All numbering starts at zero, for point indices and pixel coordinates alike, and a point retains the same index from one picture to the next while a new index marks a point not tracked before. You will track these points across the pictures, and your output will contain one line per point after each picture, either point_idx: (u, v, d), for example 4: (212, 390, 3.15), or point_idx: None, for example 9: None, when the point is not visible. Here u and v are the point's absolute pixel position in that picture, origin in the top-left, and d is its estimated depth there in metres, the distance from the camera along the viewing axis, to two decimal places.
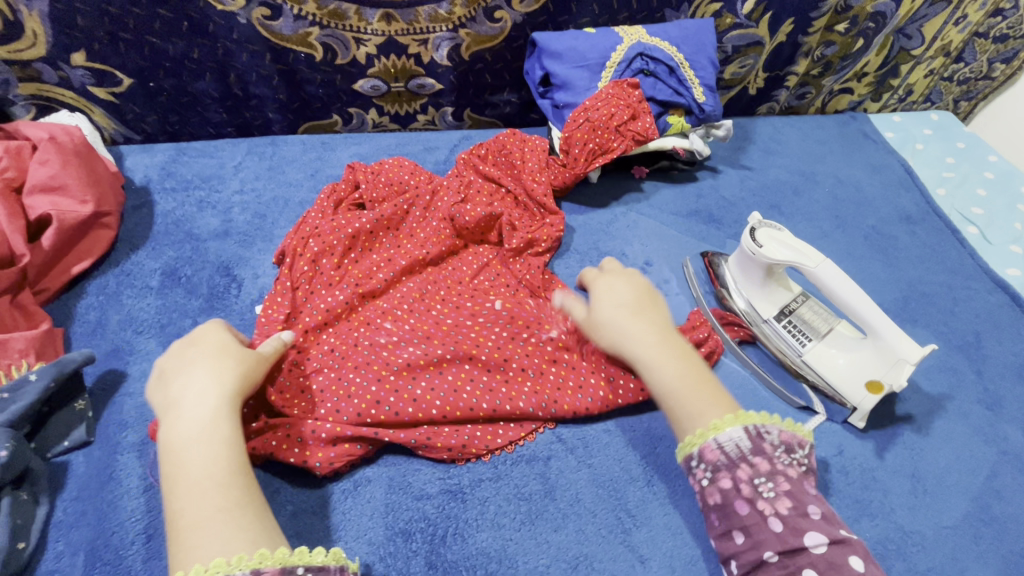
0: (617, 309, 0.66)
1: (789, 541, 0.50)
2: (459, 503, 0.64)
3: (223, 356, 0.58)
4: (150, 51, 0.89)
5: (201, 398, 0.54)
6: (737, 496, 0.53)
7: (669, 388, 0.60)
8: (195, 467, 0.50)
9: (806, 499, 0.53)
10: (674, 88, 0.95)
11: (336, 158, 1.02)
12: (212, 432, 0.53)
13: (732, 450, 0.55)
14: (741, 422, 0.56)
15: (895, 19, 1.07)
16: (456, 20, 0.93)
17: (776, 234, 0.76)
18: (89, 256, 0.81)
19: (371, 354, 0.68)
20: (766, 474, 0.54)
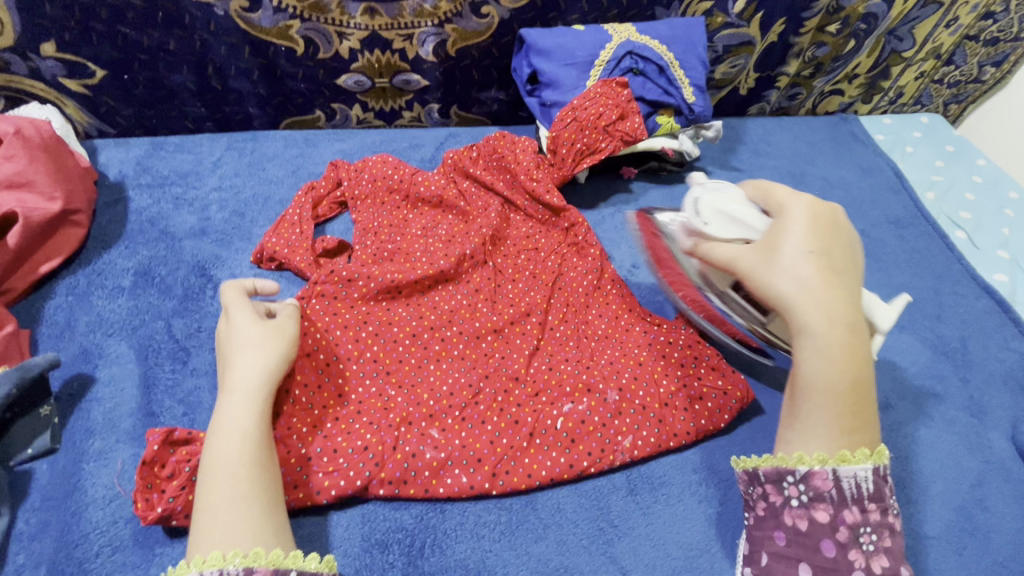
0: (803, 268, 0.56)
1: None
2: (438, 514, 0.62)
3: (275, 346, 0.62)
4: (123, 42, 0.86)
5: (245, 383, 0.59)
6: (829, 534, 0.54)
7: (815, 386, 0.56)
8: (223, 451, 0.55)
9: (900, 562, 0.54)
10: (663, 88, 0.94)
11: (319, 155, 0.99)
12: (240, 421, 0.57)
13: (849, 489, 0.55)
14: (855, 460, 0.55)
15: (887, 21, 1.06)
16: (441, 15, 0.90)
17: (716, 198, 0.65)
18: (57, 255, 0.78)
19: (410, 470, 0.62)
20: (872, 525, 0.54)
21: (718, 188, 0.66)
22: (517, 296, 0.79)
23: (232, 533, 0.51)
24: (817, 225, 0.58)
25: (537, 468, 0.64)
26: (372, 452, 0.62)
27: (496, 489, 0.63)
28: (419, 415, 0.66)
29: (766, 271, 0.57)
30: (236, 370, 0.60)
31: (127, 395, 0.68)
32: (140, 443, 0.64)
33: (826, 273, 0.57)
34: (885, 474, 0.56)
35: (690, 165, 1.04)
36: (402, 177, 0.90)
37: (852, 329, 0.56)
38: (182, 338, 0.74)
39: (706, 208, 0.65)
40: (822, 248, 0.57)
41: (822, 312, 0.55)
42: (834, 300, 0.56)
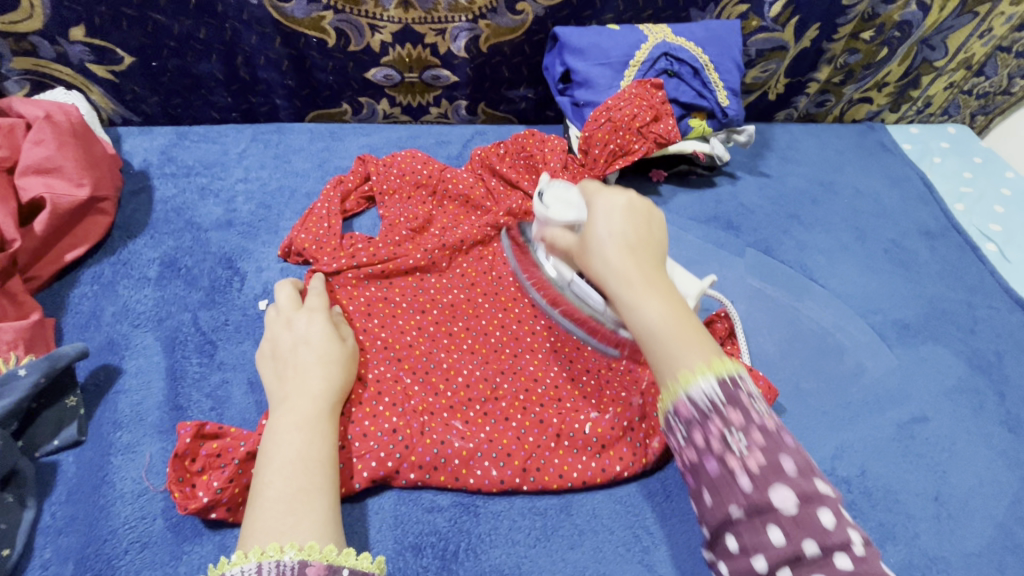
0: (609, 240, 0.56)
1: (758, 503, 0.43)
2: (471, 517, 0.61)
3: (346, 362, 0.63)
4: (154, 28, 0.85)
5: (317, 383, 0.60)
6: (711, 453, 0.45)
7: (652, 330, 0.50)
8: (297, 445, 0.55)
9: (780, 453, 0.44)
10: (697, 91, 0.93)
11: (345, 149, 0.98)
12: (316, 419, 0.57)
13: (707, 402, 0.46)
14: (693, 378, 0.47)
15: (921, 29, 1.05)
16: (476, 10, 0.89)
17: (560, 194, 0.71)
18: (83, 243, 0.76)
19: (440, 457, 0.62)
20: (738, 427, 0.45)
21: (559, 184, 0.72)
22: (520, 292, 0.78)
23: (292, 526, 0.50)
24: (626, 211, 0.58)
25: (567, 470, 0.63)
26: (404, 438, 0.62)
27: (526, 484, 0.63)
28: (439, 406, 0.66)
29: (586, 244, 0.58)
30: (304, 377, 0.60)
31: (154, 388, 0.66)
32: (168, 438, 0.63)
33: (626, 247, 0.55)
34: (741, 380, 0.47)
35: (719, 170, 1.03)
36: (426, 174, 0.89)
37: (658, 287, 0.53)
38: (208, 331, 0.73)
39: (547, 196, 0.71)
40: (622, 226, 0.57)
41: (631, 278, 0.53)
42: (626, 261, 0.54)
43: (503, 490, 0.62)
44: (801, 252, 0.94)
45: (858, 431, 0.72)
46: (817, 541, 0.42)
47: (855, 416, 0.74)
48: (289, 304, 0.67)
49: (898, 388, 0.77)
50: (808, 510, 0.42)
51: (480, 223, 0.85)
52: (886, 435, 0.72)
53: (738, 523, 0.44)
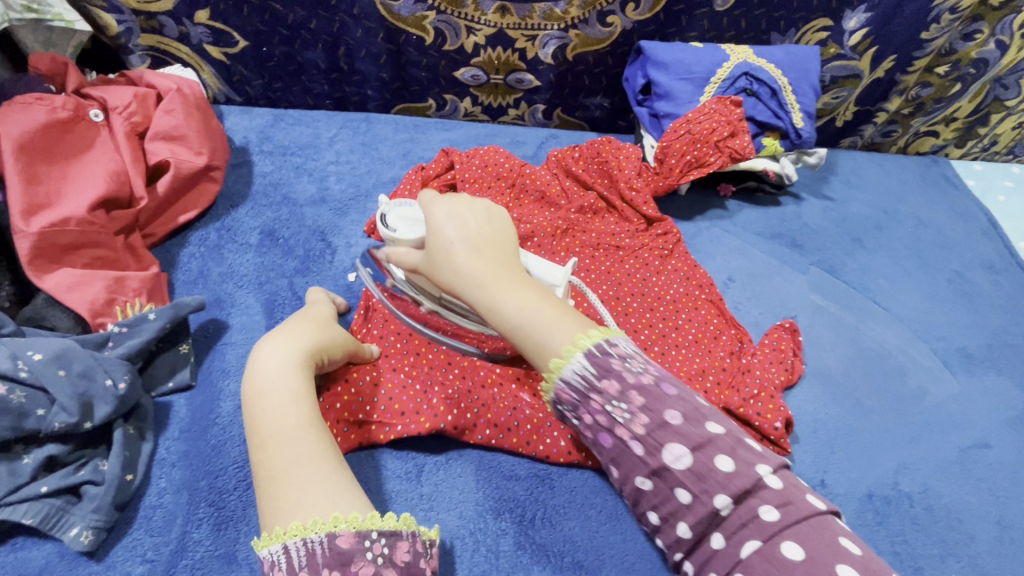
0: (455, 244, 0.59)
1: (655, 465, 0.54)
2: (547, 488, 0.64)
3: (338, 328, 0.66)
4: (271, 16, 0.91)
5: (273, 352, 0.59)
6: (603, 429, 0.56)
7: (510, 325, 0.58)
8: (279, 417, 0.55)
9: (661, 408, 0.54)
10: (774, 111, 0.96)
11: (428, 141, 1.03)
12: (281, 384, 0.57)
13: (581, 382, 0.56)
14: (570, 357, 0.56)
15: (997, 68, 1.07)
16: (569, 20, 0.94)
17: (406, 210, 0.65)
18: (194, 207, 0.82)
19: (514, 419, 0.66)
20: (615, 397, 0.55)
21: (402, 202, 0.66)
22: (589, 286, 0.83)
23: (313, 497, 0.51)
24: (474, 212, 0.62)
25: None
26: (479, 397, 0.67)
27: (592, 459, 0.66)
28: (507, 377, 0.70)
29: (437, 264, 0.60)
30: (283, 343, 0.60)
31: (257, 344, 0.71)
32: None
33: (470, 247, 0.59)
34: (609, 349, 0.57)
35: (785, 189, 1.06)
36: (506, 169, 0.94)
37: (505, 278, 0.59)
38: (303, 296, 0.78)
39: (390, 217, 0.64)
40: (473, 228, 0.60)
41: (482, 278, 0.58)
42: (482, 264, 0.58)
43: (570, 461, 0.66)
44: (865, 275, 0.95)
45: (920, 450, 0.74)
46: (717, 487, 0.52)
47: (917, 436, 0.76)
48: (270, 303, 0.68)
49: (961, 413, 0.79)
50: (704, 459, 0.52)
51: (551, 217, 0.90)
52: (948, 458, 0.74)
53: (651, 490, 0.55)
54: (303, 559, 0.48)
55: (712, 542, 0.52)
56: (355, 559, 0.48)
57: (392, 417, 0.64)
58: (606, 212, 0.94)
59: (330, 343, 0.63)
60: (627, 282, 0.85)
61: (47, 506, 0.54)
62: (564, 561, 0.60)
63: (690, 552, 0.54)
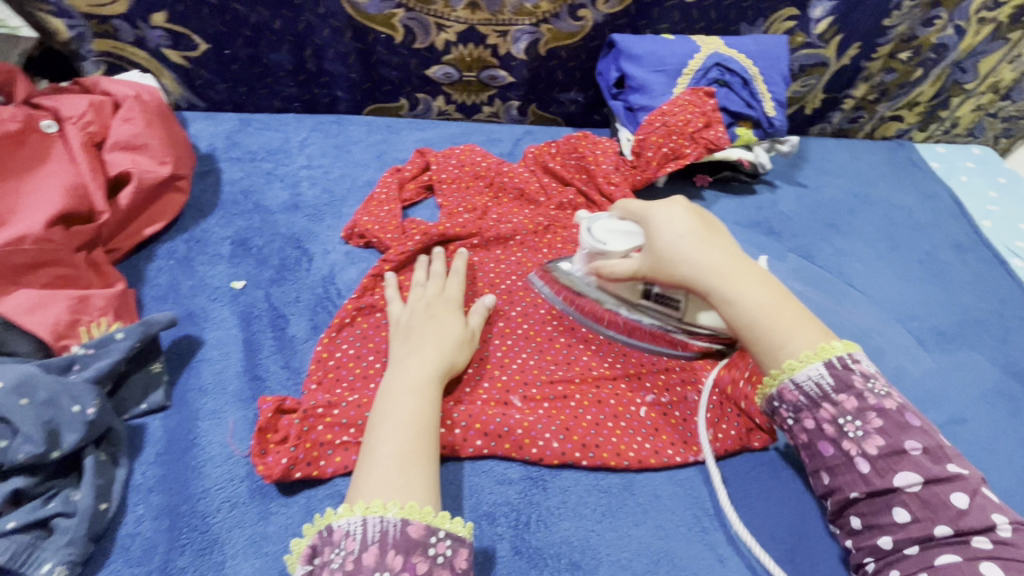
0: (682, 241, 0.62)
1: (881, 486, 0.52)
2: (540, 491, 0.64)
3: (464, 344, 0.69)
4: (232, 17, 0.88)
5: (420, 351, 0.65)
6: (823, 436, 0.55)
7: (754, 319, 0.59)
8: (398, 411, 0.60)
9: (903, 436, 0.53)
10: (746, 100, 0.97)
11: (402, 142, 1.01)
12: (413, 385, 0.62)
13: (812, 391, 0.56)
14: (809, 359, 0.56)
15: (955, 53, 1.10)
16: (540, 14, 0.93)
17: (610, 223, 0.70)
18: (160, 219, 0.79)
19: (503, 426, 0.66)
20: (852, 413, 0.54)
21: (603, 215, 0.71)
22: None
23: (402, 481, 0.55)
24: (688, 212, 0.65)
25: (624, 449, 0.67)
26: (466, 408, 0.67)
27: (585, 459, 0.66)
28: (497, 391, 0.70)
29: (659, 262, 0.64)
30: (404, 373, 0.63)
31: (234, 359, 0.69)
32: (249, 406, 0.65)
33: (698, 240, 0.62)
34: (851, 363, 0.56)
35: (760, 178, 1.07)
36: (484, 169, 0.93)
37: (741, 270, 0.61)
38: (280, 306, 0.76)
39: (597, 232, 0.69)
40: (688, 224, 0.63)
41: (715, 273, 0.61)
42: (717, 254, 0.62)
43: (563, 461, 0.66)
44: (840, 259, 0.97)
45: None
46: (942, 515, 0.50)
47: None
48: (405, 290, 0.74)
49: (938, 390, 0.81)
50: (936, 491, 0.51)
51: (532, 215, 0.90)
52: None
53: (861, 502, 0.54)
54: (376, 535, 0.51)
55: (907, 551, 0.51)
56: (419, 551, 0.51)
57: None
58: (588, 206, 0.93)
59: (463, 352, 0.69)
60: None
61: (15, 543, 0.51)
62: (562, 562, 0.59)
63: (880, 559, 0.52)
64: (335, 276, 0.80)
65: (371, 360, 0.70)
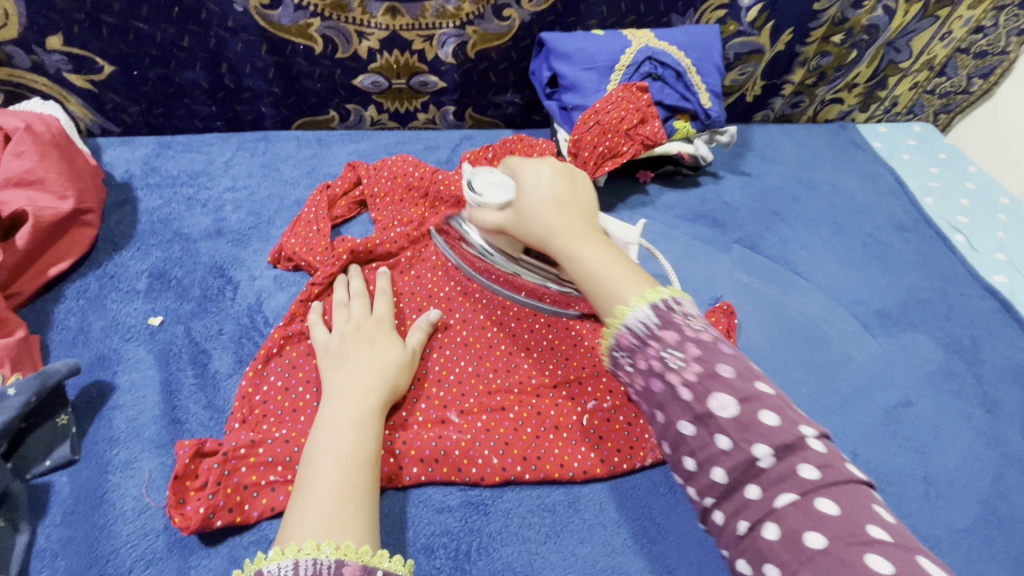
0: (542, 203, 0.63)
1: (702, 414, 0.45)
2: (482, 516, 0.61)
3: (406, 364, 0.66)
4: (136, 37, 0.83)
5: (365, 376, 0.61)
6: (653, 374, 0.47)
7: (600, 275, 0.55)
8: (337, 443, 0.55)
9: (715, 361, 0.46)
10: (680, 93, 0.95)
11: (333, 156, 0.97)
12: (360, 413, 0.58)
13: (643, 331, 0.49)
14: (631, 307, 0.50)
15: (887, 32, 1.10)
16: (463, 16, 0.90)
17: (491, 178, 0.70)
18: (67, 257, 0.74)
19: (440, 449, 0.63)
20: (674, 345, 0.47)
21: (484, 170, 0.71)
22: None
23: (340, 519, 0.50)
24: (554, 176, 0.66)
25: (568, 460, 0.65)
26: (401, 434, 0.63)
27: (528, 476, 0.64)
28: (434, 410, 0.66)
29: (523, 221, 0.63)
30: (343, 403, 0.58)
31: (150, 403, 0.65)
32: (167, 452, 0.61)
33: (556, 204, 0.62)
34: (675, 305, 0.49)
35: (703, 170, 1.06)
36: (416, 177, 0.89)
37: (588, 233, 0.60)
38: (202, 340, 0.72)
39: (477, 183, 0.69)
40: (550, 189, 0.64)
41: (564, 231, 0.60)
42: (555, 217, 0.61)
43: (505, 480, 0.63)
44: (785, 247, 0.97)
45: (848, 416, 0.75)
46: (762, 439, 0.43)
47: (844, 402, 0.77)
48: (351, 306, 0.70)
49: (884, 374, 0.81)
50: (748, 411, 0.44)
51: None
52: (875, 421, 0.75)
53: (689, 440, 0.46)
54: None
55: (747, 493, 0.43)
56: None
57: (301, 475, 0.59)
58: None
59: (406, 374, 0.65)
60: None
61: None
62: None
63: (721, 499, 0.45)
64: (262, 304, 0.77)
65: (300, 392, 0.65)
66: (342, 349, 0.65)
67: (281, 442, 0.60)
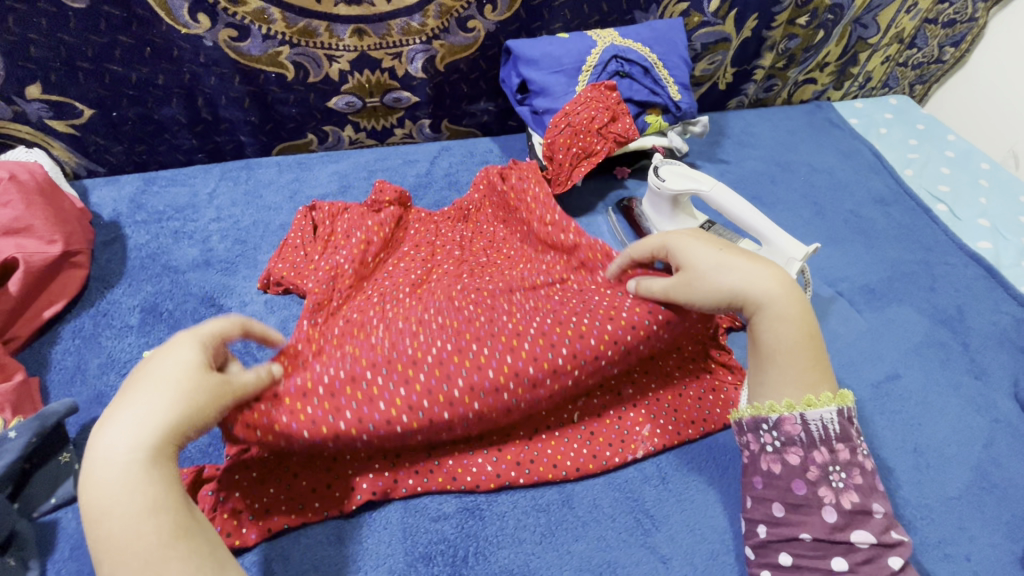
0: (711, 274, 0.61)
1: (844, 528, 0.54)
2: (477, 521, 0.63)
3: (174, 404, 0.48)
4: (111, 79, 0.85)
5: (123, 443, 0.45)
6: (800, 474, 0.57)
7: (779, 347, 0.59)
8: (117, 532, 0.44)
9: (873, 498, 0.55)
10: (649, 88, 0.97)
11: (314, 178, 0.99)
12: (125, 492, 0.44)
13: (814, 432, 0.57)
14: (819, 403, 0.58)
15: (852, 10, 1.11)
16: (429, 31, 0.92)
17: (679, 169, 0.84)
18: (61, 298, 0.76)
19: (433, 459, 0.65)
20: (839, 463, 0.56)
21: (674, 161, 0.85)
22: (520, 324, 0.66)
23: None
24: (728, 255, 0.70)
25: (561, 459, 0.66)
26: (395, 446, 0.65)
27: (522, 478, 0.65)
28: None
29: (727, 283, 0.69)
30: (101, 481, 0.44)
31: None
32: None
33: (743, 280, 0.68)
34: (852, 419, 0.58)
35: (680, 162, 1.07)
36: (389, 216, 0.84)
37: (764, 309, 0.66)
38: None
39: (663, 170, 0.83)
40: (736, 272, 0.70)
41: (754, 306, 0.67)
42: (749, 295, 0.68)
43: (500, 484, 0.64)
44: None
45: None
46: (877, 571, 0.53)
47: (833, 379, 0.77)
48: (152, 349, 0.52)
49: (871, 349, 0.81)
50: (879, 553, 0.53)
51: (457, 240, 0.86)
52: (863, 397, 0.76)
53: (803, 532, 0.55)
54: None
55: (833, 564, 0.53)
56: None
57: (303, 495, 0.61)
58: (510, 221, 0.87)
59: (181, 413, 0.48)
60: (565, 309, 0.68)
61: None
62: None
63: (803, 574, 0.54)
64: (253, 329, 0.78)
65: None
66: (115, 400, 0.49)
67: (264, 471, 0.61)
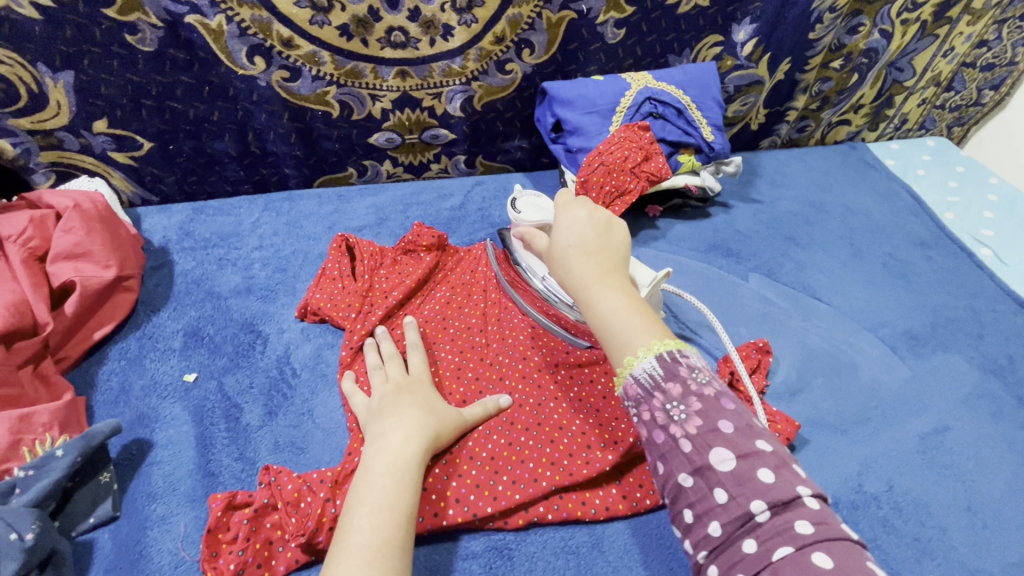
0: (571, 248, 0.60)
1: (701, 463, 0.47)
2: (506, 561, 0.61)
3: (449, 421, 0.65)
4: (171, 115, 0.90)
5: (405, 438, 0.60)
6: (653, 425, 0.50)
7: (605, 315, 0.55)
8: (371, 490, 0.55)
9: (718, 417, 0.49)
10: (683, 129, 0.98)
11: (352, 210, 1.02)
12: (396, 466, 0.57)
13: (649, 382, 0.51)
14: (636, 359, 0.52)
15: (887, 54, 1.11)
16: (468, 73, 0.95)
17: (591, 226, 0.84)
18: (110, 321, 0.79)
19: (458, 489, 0.63)
20: (678, 397, 0.50)
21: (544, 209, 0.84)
22: (566, 420, 0.69)
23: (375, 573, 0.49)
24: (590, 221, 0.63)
25: (591, 497, 0.65)
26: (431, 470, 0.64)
27: (551, 516, 0.64)
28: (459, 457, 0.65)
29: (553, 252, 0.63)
30: (380, 452, 0.59)
31: (185, 457, 0.68)
32: (201, 506, 0.64)
33: (583, 252, 0.60)
34: (680, 356, 0.52)
35: (712, 201, 1.07)
36: (424, 270, 0.85)
37: (609, 278, 0.58)
38: (233, 395, 0.75)
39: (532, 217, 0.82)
40: (582, 236, 0.61)
41: (585, 275, 0.58)
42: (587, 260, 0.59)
43: (528, 522, 0.63)
44: (802, 272, 0.96)
45: (880, 446, 0.72)
46: (758, 494, 0.45)
47: (875, 429, 0.74)
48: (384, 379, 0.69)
49: (916, 399, 0.78)
50: (748, 466, 0.46)
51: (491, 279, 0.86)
52: (909, 449, 0.72)
53: (688, 488, 0.48)
54: None
55: (743, 547, 0.44)
56: None
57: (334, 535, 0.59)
58: None
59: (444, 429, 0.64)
60: (607, 408, 0.71)
61: None
62: None
63: (716, 553, 0.45)
64: (289, 356, 0.80)
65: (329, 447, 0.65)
66: (395, 396, 0.66)
67: (292, 508, 0.60)
